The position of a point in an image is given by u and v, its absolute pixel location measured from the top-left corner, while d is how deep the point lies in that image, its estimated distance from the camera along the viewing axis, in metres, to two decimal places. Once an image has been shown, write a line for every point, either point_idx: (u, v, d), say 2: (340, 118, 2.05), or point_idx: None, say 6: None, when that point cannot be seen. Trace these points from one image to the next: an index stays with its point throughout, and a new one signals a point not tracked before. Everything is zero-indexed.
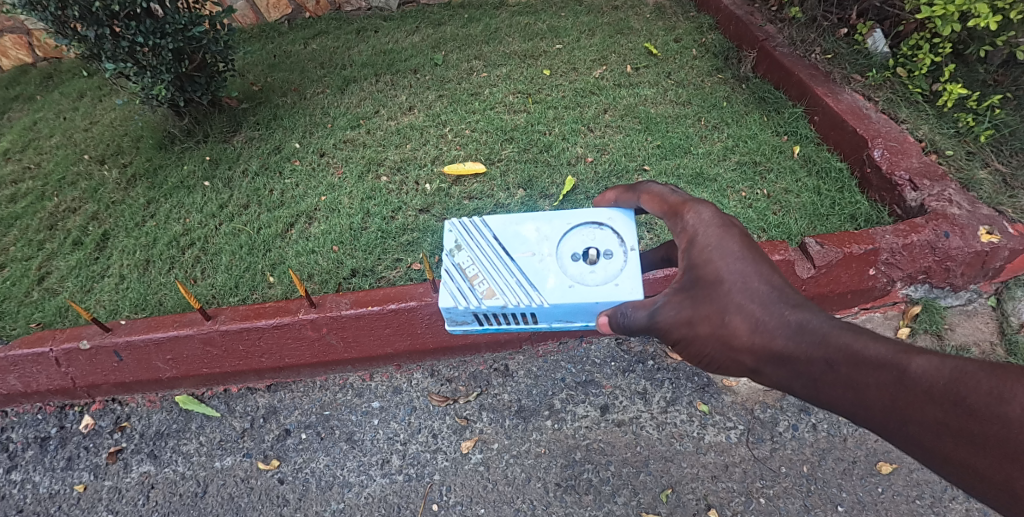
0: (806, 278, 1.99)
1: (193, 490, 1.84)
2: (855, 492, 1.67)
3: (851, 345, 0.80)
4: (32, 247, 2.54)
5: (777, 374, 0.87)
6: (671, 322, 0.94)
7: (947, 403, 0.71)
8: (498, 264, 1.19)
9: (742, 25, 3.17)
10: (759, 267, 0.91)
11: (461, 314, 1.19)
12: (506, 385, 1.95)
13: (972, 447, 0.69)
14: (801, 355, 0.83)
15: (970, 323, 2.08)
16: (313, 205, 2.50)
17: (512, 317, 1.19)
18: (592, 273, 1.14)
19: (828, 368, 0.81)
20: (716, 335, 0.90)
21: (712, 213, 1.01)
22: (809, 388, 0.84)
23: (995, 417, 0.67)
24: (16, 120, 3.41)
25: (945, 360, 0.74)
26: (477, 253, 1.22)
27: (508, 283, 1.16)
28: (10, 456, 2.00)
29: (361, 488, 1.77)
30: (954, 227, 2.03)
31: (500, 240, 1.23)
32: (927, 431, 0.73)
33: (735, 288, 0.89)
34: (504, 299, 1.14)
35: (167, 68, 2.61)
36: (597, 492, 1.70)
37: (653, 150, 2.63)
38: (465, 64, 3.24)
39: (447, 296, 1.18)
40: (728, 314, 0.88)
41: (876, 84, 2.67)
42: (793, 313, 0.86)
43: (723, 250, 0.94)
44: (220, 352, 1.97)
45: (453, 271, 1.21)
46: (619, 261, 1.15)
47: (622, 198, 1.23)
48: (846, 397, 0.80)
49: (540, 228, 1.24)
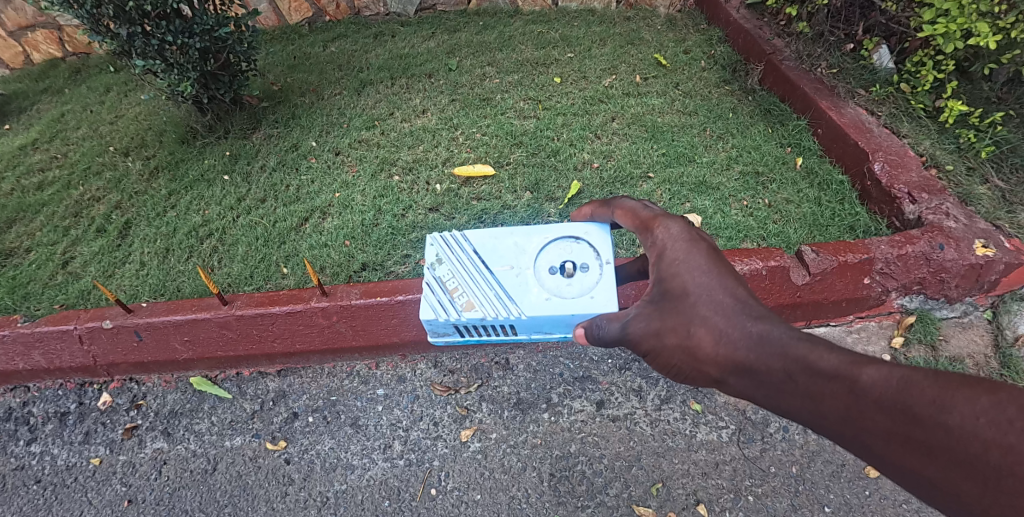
0: (801, 285, 2.05)
1: (203, 467, 1.92)
2: (842, 494, 1.71)
3: (805, 356, 0.82)
4: (58, 233, 2.65)
5: (740, 384, 0.90)
6: (641, 333, 0.98)
7: (895, 412, 0.71)
8: (478, 278, 1.26)
9: (750, 39, 3.23)
10: (723, 279, 0.95)
11: (442, 325, 1.27)
12: (506, 378, 2.02)
13: (922, 456, 0.69)
14: (761, 366, 0.86)
15: (965, 335, 2.12)
16: (327, 201, 2.59)
17: (492, 328, 1.26)
18: (569, 286, 1.21)
19: (788, 379, 0.83)
20: (683, 346, 0.94)
21: (680, 228, 1.06)
22: (771, 398, 0.85)
23: (938, 426, 0.67)
24: (45, 112, 3.56)
25: (894, 370, 0.74)
26: (457, 267, 1.28)
27: (487, 296, 1.23)
28: (32, 429, 2.11)
29: (363, 471, 1.85)
30: (949, 239, 2.08)
31: (479, 254, 1.29)
32: (878, 440, 0.73)
33: (701, 301, 0.93)
34: (483, 311, 1.22)
35: (194, 66, 2.73)
36: (589, 484, 1.76)
37: (658, 157, 2.70)
38: (478, 70, 3.34)
39: (429, 309, 1.25)
40: (694, 326, 0.92)
41: (879, 99, 2.74)
42: (756, 325, 0.89)
43: (690, 264, 0.98)
44: (234, 336, 2.06)
45: (435, 285, 1.28)
46: (595, 275, 1.22)
47: (598, 213, 1.30)
48: (805, 407, 0.81)
49: (518, 242, 1.30)
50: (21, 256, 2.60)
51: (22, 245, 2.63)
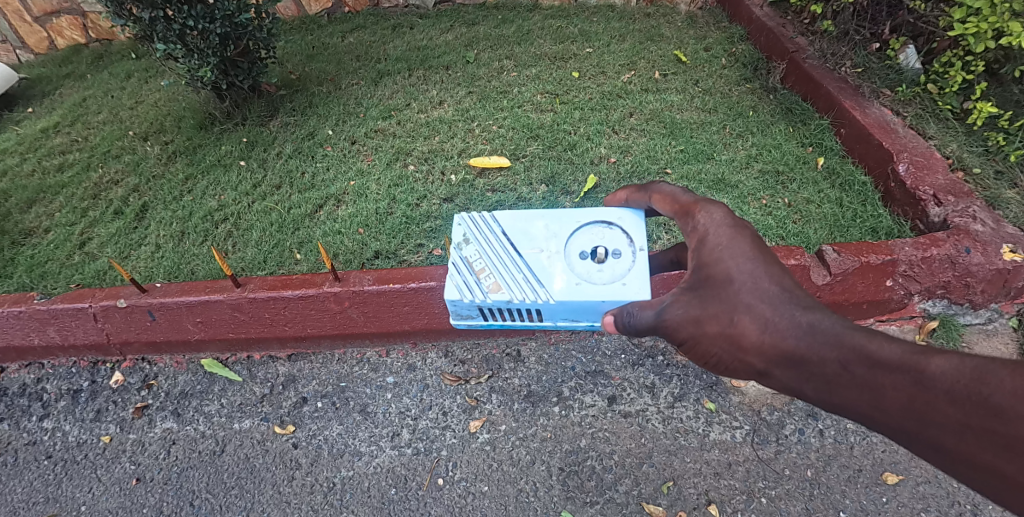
0: (822, 285, 2.00)
1: (212, 449, 1.93)
2: (859, 500, 1.67)
3: (863, 345, 0.79)
4: (76, 214, 2.68)
5: (786, 376, 0.87)
6: (679, 320, 0.95)
7: (969, 403, 0.68)
8: (506, 260, 1.25)
9: (773, 36, 3.18)
10: (769, 267, 0.93)
11: (466, 307, 1.25)
12: (517, 370, 2.00)
13: (999, 452, 0.65)
14: (813, 356, 0.82)
15: (989, 342, 2.07)
16: (342, 189, 2.59)
17: (518, 314, 1.24)
18: (599, 272, 1.19)
19: (842, 370, 0.80)
20: (724, 334, 0.91)
21: (724, 214, 1.03)
22: (821, 390, 0.83)
23: (1020, 416, 0.63)
24: (67, 96, 3.60)
25: (968, 360, 0.71)
26: (485, 247, 1.27)
27: (514, 279, 1.21)
28: (45, 405, 2.13)
29: (370, 458, 1.84)
30: (976, 243, 2.03)
31: (508, 235, 1.28)
32: (948, 433, 0.70)
33: (744, 288, 0.90)
34: (510, 294, 1.19)
35: (214, 51, 2.74)
36: (599, 479, 1.73)
37: (676, 154, 2.66)
38: (496, 63, 3.32)
39: (454, 289, 1.23)
40: (738, 314, 0.89)
41: (905, 99, 2.69)
42: (805, 315, 0.86)
43: (733, 250, 0.96)
44: (247, 319, 2.06)
45: (461, 265, 1.27)
46: (628, 261, 1.20)
47: (633, 198, 1.28)
48: (862, 399, 0.78)
49: (549, 226, 1.29)
50: (39, 236, 2.62)
51: (41, 226, 2.66)
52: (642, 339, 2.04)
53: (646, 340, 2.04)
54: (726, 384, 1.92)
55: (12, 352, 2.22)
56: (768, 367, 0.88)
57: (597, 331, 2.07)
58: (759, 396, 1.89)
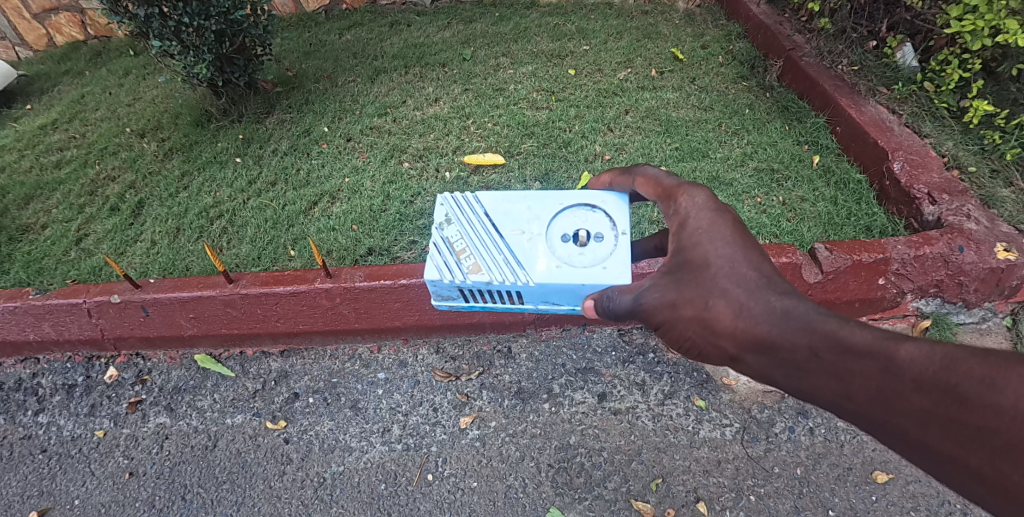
0: (814, 283, 2.00)
1: (204, 444, 1.94)
2: (848, 498, 1.67)
3: (834, 331, 0.80)
4: (73, 210, 2.69)
5: (758, 362, 0.89)
6: (655, 305, 0.97)
7: (935, 391, 0.69)
8: (487, 241, 1.25)
9: (770, 34, 3.17)
10: (748, 253, 0.93)
11: (446, 287, 1.25)
12: (508, 366, 2.01)
13: (962, 441, 0.66)
14: (785, 342, 0.84)
15: (981, 341, 2.07)
16: (337, 185, 2.59)
17: (498, 295, 1.25)
18: (581, 256, 1.20)
19: (812, 357, 0.81)
20: (698, 318, 0.92)
21: (706, 197, 1.03)
22: (792, 376, 0.85)
23: (986, 406, 0.63)
24: (65, 93, 3.61)
25: (936, 347, 0.71)
26: (467, 228, 1.27)
27: (495, 260, 1.22)
28: (40, 399, 2.14)
29: (361, 453, 1.84)
30: (970, 242, 2.02)
31: (490, 216, 1.29)
32: (913, 421, 0.72)
33: (722, 273, 0.92)
34: (490, 275, 1.20)
35: (209, 48, 2.74)
36: (588, 476, 1.74)
37: (671, 152, 2.66)
38: (492, 61, 3.31)
39: (434, 269, 1.23)
40: (713, 298, 0.91)
41: (901, 98, 2.69)
42: (780, 301, 0.87)
43: (713, 235, 0.96)
44: (240, 314, 2.07)
45: (442, 245, 1.27)
46: (609, 245, 1.21)
47: (616, 181, 1.28)
48: (831, 386, 0.80)
49: (532, 207, 1.30)
50: (36, 232, 2.63)
51: (37, 222, 2.67)
52: (633, 336, 2.04)
53: (638, 337, 2.04)
54: (717, 381, 1.92)
55: (9, 346, 2.23)
56: (741, 351, 0.90)
57: (589, 328, 2.07)
58: (750, 394, 1.89)
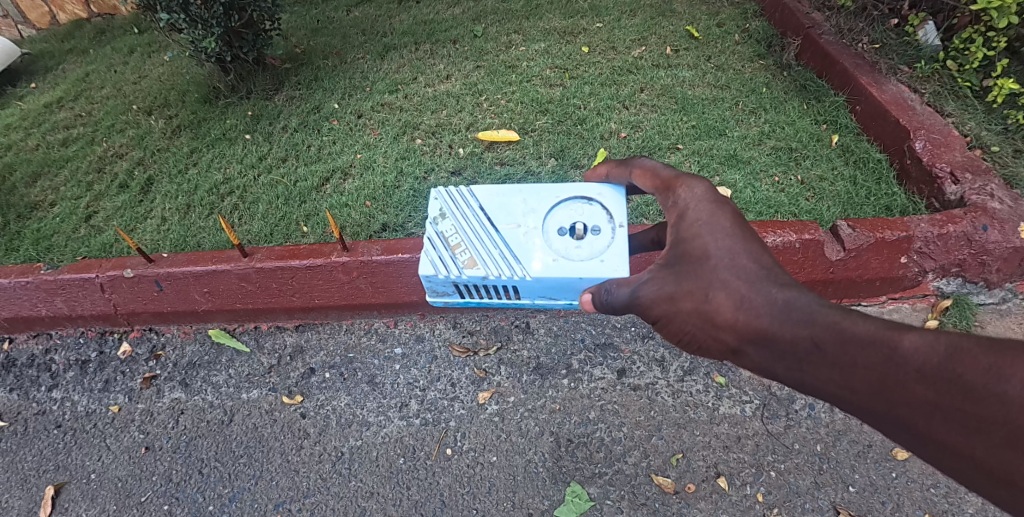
0: (835, 261, 1.98)
1: (220, 418, 1.93)
2: (868, 475, 1.66)
3: (837, 323, 0.78)
4: (82, 187, 2.66)
5: (759, 355, 0.86)
6: (652, 298, 0.93)
7: (939, 382, 0.67)
8: (482, 235, 1.22)
9: (789, 12, 3.11)
10: (747, 244, 0.91)
11: (441, 283, 1.22)
12: (526, 341, 1.99)
13: (969, 431, 0.65)
14: (785, 335, 0.81)
15: (1002, 322, 2.04)
16: (349, 161, 2.56)
17: (494, 291, 1.22)
18: (578, 249, 1.17)
19: (815, 349, 0.78)
20: (698, 311, 0.89)
21: (705, 189, 1.01)
22: (793, 369, 0.82)
23: (993, 396, 0.62)
24: (69, 71, 3.56)
25: (940, 337, 0.70)
26: (461, 223, 1.24)
27: (491, 254, 1.18)
28: (53, 375, 2.14)
29: (379, 428, 1.84)
30: (994, 221, 2.00)
31: (485, 210, 1.25)
32: (918, 414, 0.69)
33: (722, 265, 0.89)
34: (485, 270, 1.17)
35: (218, 22, 2.68)
36: (608, 451, 1.73)
37: (687, 130, 2.62)
38: (504, 37, 3.25)
39: (427, 264, 1.20)
40: (713, 290, 0.88)
41: (923, 76, 2.64)
42: (781, 292, 0.84)
43: (713, 226, 0.94)
44: (254, 289, 2.05)
45: (437, 239, 1.23)
46: (607, 238, 1.18)
47: (614, 173, 1.26)
48: (834, 379, 0.77)
49: (528, 201, 1.26)
50: (45, 209, 2.61)
51: (46, 199, 2.65)
52: None
53: None
54: None
55: (21, 322, 2.22)
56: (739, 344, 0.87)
57: None
58: None
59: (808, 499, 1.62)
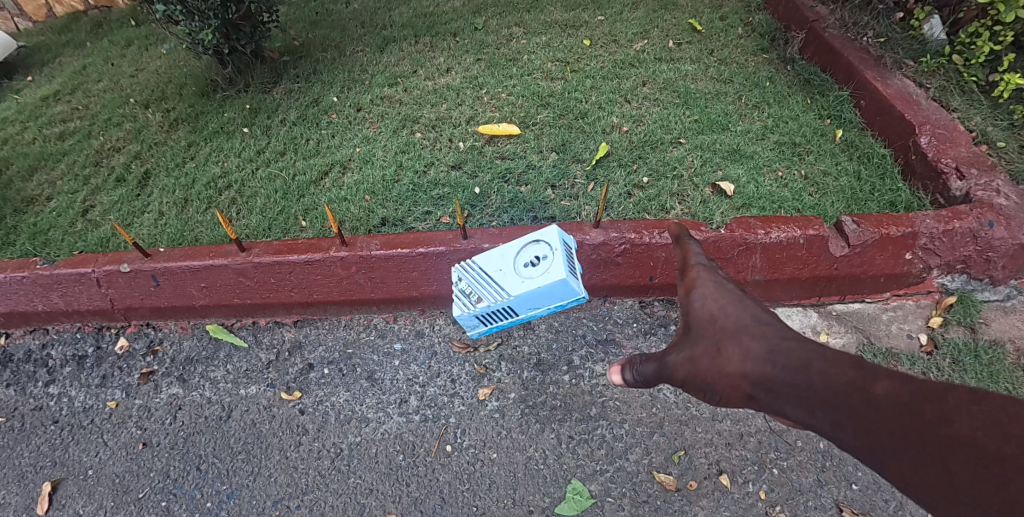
0: (839, 257, 1.96)
1: (218, 414, 1.92)
2: (871, 473, 1.64)
3: (826, 368, 0.82)
4: (79, 181, 2.64)
5: (767, 401, 0.90)
6: (677, 363, 1.08)
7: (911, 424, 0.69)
8: (479, 281, 1.68)
9: (793, 5, 3.08)
10: (756, 307, 0.99)
11: (468, 318, 1.70)
12: (527, 337, 1.98)
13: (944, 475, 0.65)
14: (784, 381, 0.86)
15: (1007, 320, 2.00)
16: (348, 155, 2.53)
17: (501, 314, 1.69)
18: (538, 272, 1.58)
19: (809, 393, 0.82)
20: (714, 364, 0.98)
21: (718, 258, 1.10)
22: (794, 412, 0.85)
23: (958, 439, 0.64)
24: (66, 65, 3.52)
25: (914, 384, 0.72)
26: (465, 276, 1.71)
27: (489, 290, 1.66)
28: (50, 371, 2.12)
29: (378, 424, 1.82)
30: (1000, 217, 1.98)
31: (477, 263, 1.72)
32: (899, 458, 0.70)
33: (729, 323, 0.98)
34: (488, 302, 1.64)
35: (215, 14, 2.64)
36: (609, 448, 1.71)
37: (690, 124, 2.59)
38: (505, 30, 3.21)
39: (456, 308, 1.70)
40: (724, 345, 0.97)
41: (929, 70, 2.61)
42: (782, 342, 0.90)
43: (725, 291, 1.03)
44: (252, 284, 2.03)
45: (456, 293, 1.72)
46: (553, 259, 1.58)
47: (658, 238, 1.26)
48: (824, 421, 0.80)
49: (501, 249, 1.69)
50: (42, 204, 2.58)
51: (43, 194, 2.62)
52: (654, 308, 2.03)
53: (658, 310, 2.03)
54: None
55: (18, 317, 2.20)
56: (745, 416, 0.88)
57: (608, 300, 2.05)
58: None
59: (811, 497, 1.61)
